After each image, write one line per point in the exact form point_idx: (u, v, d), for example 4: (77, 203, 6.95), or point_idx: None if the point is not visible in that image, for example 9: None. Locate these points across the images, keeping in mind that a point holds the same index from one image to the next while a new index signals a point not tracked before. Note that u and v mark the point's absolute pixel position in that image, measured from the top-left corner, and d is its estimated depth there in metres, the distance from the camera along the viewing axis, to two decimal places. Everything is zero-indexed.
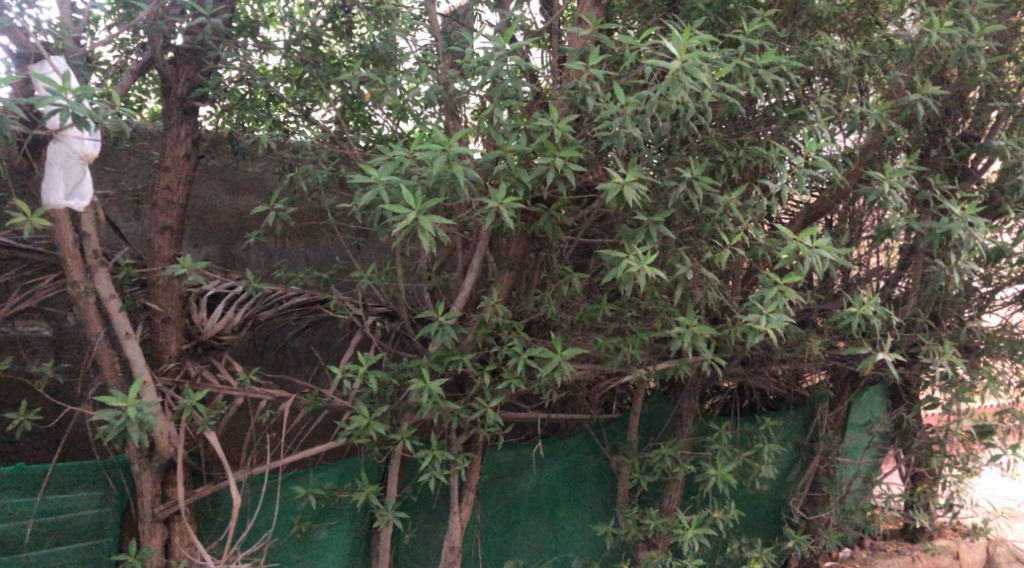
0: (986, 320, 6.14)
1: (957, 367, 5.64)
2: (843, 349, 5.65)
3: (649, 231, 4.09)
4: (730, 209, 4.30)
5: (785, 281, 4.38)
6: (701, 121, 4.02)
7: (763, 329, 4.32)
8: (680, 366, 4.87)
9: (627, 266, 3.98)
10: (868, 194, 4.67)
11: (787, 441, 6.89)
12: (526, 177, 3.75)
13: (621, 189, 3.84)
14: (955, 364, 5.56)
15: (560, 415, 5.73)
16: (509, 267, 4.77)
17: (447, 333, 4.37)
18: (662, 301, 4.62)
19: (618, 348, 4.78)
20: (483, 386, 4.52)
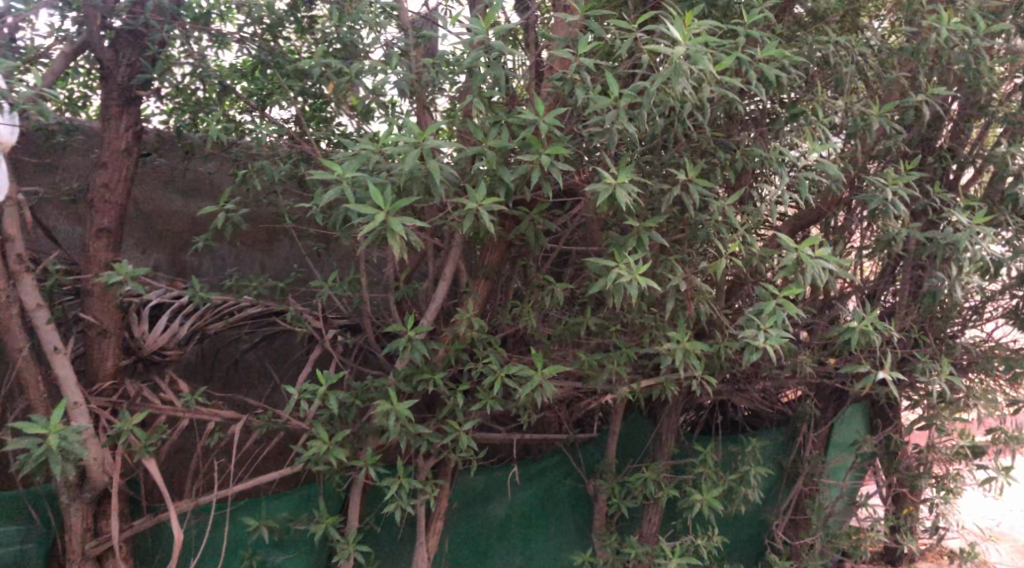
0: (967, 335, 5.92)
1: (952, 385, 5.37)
2: (833, 366, 5.36)
3: (640, 237, 3.75)
4: (726, 215, 3.98)
5: (785, 293, 4.05)
6: (698, 118, 3.68)
7: (761, 346, 3.98)
8: (668, 384, 4.52)
9: (617, 276, 3.61)
10: (868, 201, 4.38)
11: (770, 461, 6.57)
12: (508, 176, 3.38)
13: (612, 191, 3.47)
14: (951, 382, 5.29)
15: (536, 436, 5.34)
16: (484, 277, 4.39)
17: (416, 349, 3.96)
18: (650, 314, 4.27)
19: (601, 365, 4.42)
20: (456, 407, 4.13)
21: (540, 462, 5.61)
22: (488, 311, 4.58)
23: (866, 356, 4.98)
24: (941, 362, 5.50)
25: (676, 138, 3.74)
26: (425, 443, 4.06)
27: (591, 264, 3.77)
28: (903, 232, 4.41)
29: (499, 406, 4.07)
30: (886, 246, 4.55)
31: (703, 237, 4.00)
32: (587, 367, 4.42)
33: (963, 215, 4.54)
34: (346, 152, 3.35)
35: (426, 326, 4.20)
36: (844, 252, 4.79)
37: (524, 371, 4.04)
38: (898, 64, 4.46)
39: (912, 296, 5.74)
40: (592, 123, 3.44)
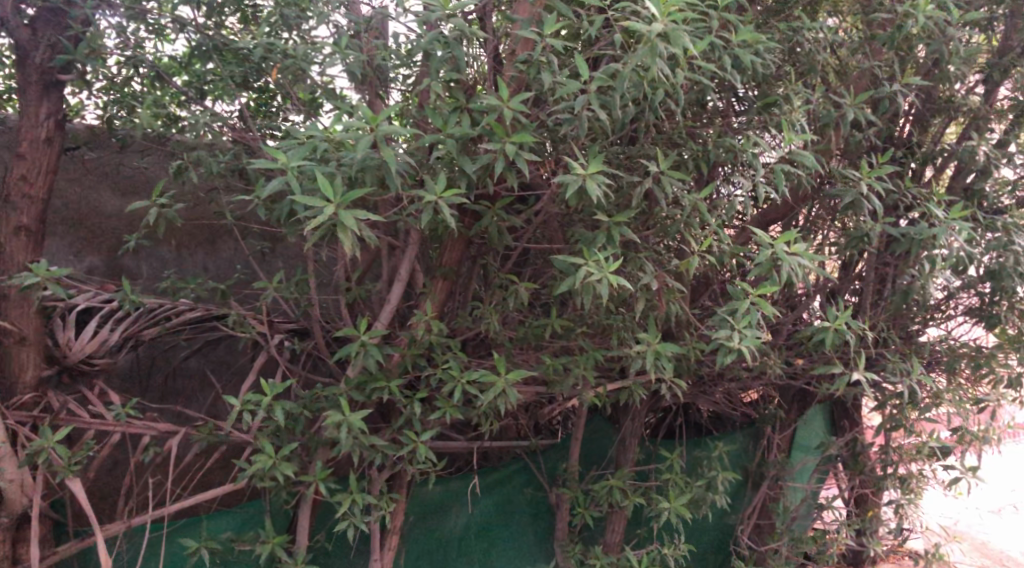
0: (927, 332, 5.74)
1: (922, 385, 5.24)
2: (803, 367, 5.20)
3: (610, 233, 3.52)
4: (698, 209, 3.78)
5: (759, 292, 3.86)
6: (671, 105, 3.46)
7: (736, 348, 3.78)
8: (637, 389, 4.29)
9: (587, 274, 3.37)
10: (843, 195, 4.22)
11: (735, 465, 6.40)
12: (469, 167, 3.12)
13: (582, 183, 3.23)
14: (921, 382, 5.16)
15: (496, 444, 5.08)
16: (442, 277, 4.12)
17: (370, 355, 3.67)
18: (619, 315, 4.04)
19: (567, 369, 4.18)
20: (414, 416, 3.85)
21: (501, 471, 5.35)
22: (447, 313, 4.31)
23: (837, 357, 4.82)
24: (910, 362, 5.38)
25: (647, 126, 3.52)
26: (380, 456, 3.77)
27: (558, 262, 3.53)
28: (878, 228, 4.25)
29: (460, 415, 3.80)
30: (859, 242, 4.39)
31: (674, 233, 3.79)
32: (552, 372, 4.18)
33: (938, 210, 4.40)
34: (292, 140, 3.06)
35: (380, 329, 3.92)
36: (815, 248, 4.63)
37: (487, 377, 3.78)
38: (870, 54, 4.31)
39: (879, 294, 5.62)
40: (560, 109, 3.20)
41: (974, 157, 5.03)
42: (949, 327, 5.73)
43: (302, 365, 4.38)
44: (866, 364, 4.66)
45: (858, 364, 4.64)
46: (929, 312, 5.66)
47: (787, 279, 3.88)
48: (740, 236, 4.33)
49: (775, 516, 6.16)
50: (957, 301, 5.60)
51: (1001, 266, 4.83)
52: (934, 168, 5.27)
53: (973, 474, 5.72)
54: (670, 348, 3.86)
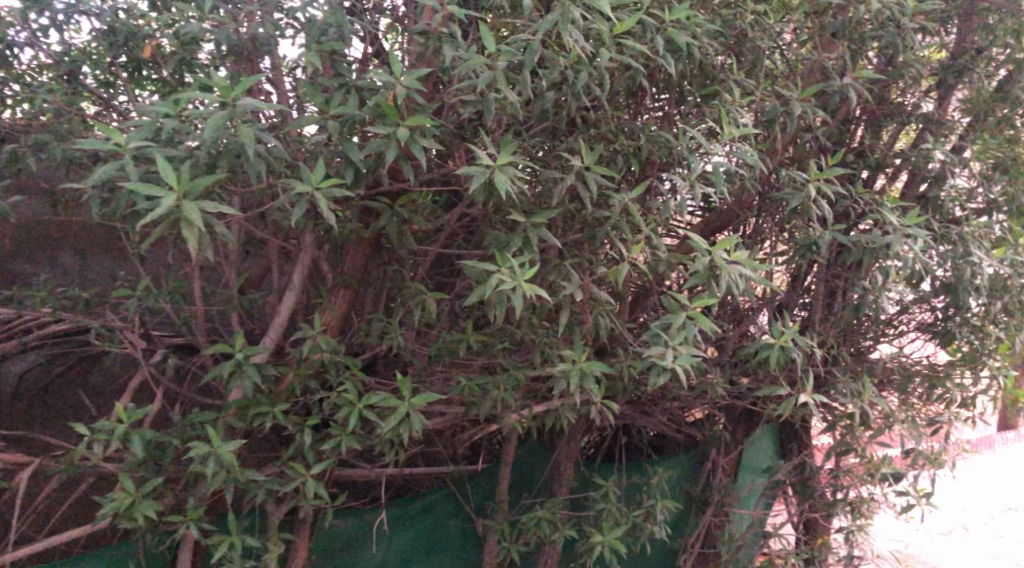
0: (880, 350, 5.40)
1: (875, 406, 4.88)
2: (747, 387, 4.81)
3: (527, 236, 3.07)
4: (630, 210, 3.36)
5: (697, 305, 3.43)
6: (596, 91, 3.04)
7: (671, 367, 3.35)
8: (564, 412, 3.84)
9: (498, 283, 2.92)
10: (790, 199, 3.84)
11: (677, 490, 5.98)
12: (354, 154, 2.66)
13: (490, 177, 2.78)
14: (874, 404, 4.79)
15: (413, 471, 4.59)
16: (344, 286, 3.64)
17: (249, 375, 3.17)
18: (542, 330, 3.59)
19: (485, 390, 3.71)
20: (305, 445, 3.35)
21: (420, 501, 4.85)
22: (352, 326, 3.83)
23: (785, 376, 4.44)
24: (862, 381, 5.01)
25: (569, 114, 3.11)
26: (263, 492, 3.26)
27: (467, 268, 3.08)
28: (827, 235, 3.87)
29: (356, 444, 3.31)
30: (807, 251, 4.02)
31: (602, 237, 3.36)
32: (468, 394, 3.71)
33: (893, 216, 4.04)
34: (140, 119, 2.58)
35: (268, 345, 3.43)
36: (762, 257, 4.24)
37: (388, 401, 3.30)
38: (819, 45, 3.96)
39: (829, 308, 5.26)
40: (464, 89, 2.77)
41: (928, 161, 4.71)
42: (902, 344, 5.39)
43: (187, 385, 3.85)
44: (815, 384, 4.27)
45: (806, 384, 4.25)
46: (881, 328, 5.30)
47: (728, 291, 3.47)
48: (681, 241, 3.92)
49: (720, 546, 5.74)
50: (910, 317, 5.24)
51: (956, 278, 4.49)
52: (886, 174, 4.93)
53: (927, 500, 5.37)
54: (597, 368, 3.42)
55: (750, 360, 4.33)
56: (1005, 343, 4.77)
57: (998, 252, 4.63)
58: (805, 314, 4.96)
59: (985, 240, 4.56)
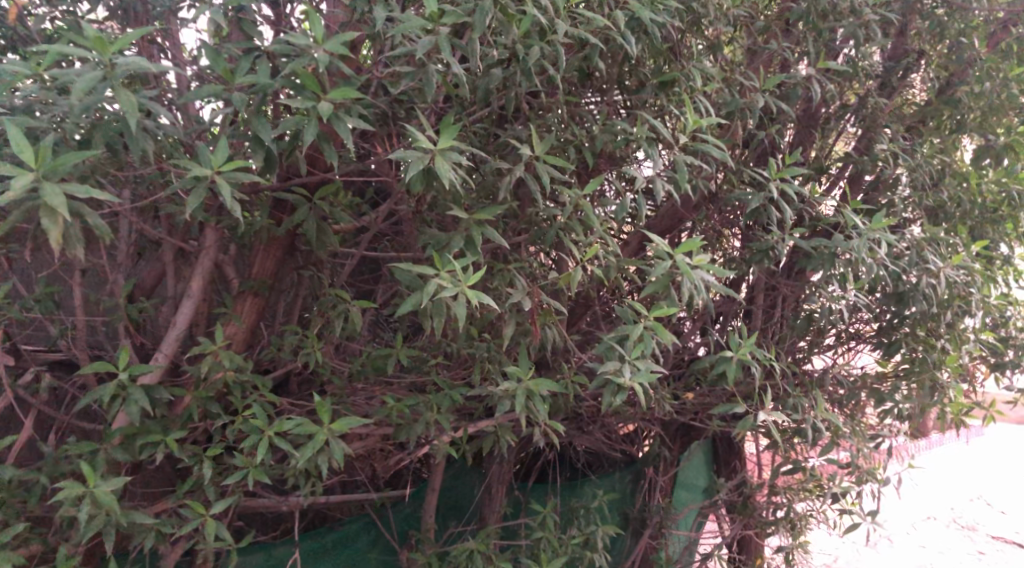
0: (812, 362, 4.98)
1: (826, 421, 4.61)
2: (693, 403, 4.48)
3: (468, 235, 2.65)
4: (581, 208, 2.99)
5: (656, 315, 3.07)
6: (549, 70, 2.66)
7: (628, 385, 2.98)
8: (504, 435, 3.42)
9: (438, 290, 2.50)
10: (750, 200, 3.53)
11: (613, 511, 5.62)
12: (265, 133, 2.20)
13: (431, 164, 2.36)
14: (827, 419, 4.52)
15: (330, 500, 4.09)
16: (252, 293, 3.16)
17: (136, 398, 2.66)
18: (481, 343, 3.17)
19: (416, 411, 3.27)
20: (204, 480, 2.85)
21: (338, 533, 4.35)
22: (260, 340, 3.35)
23: (738, 391, 4.12)
24: (811, 395, 4.74)
25: (516, 96, 2.72)
26: (152, 538, 2.74)
27: (397, 273, 2.64)
28: (786, 239, 3.59)
29: (266, 478, 2.83)
30: (763, 256, 3.72)
31: (551, 238, 2.97)
32: (395, 417, 3.26)
33: (856, 218, 3.77)
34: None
35: (159, 362, 2.92)
36: (714, 263, 3.93)
37: (303, 427, 2.82)
38: (776, 35, 3.70)
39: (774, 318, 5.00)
40: (398, 59, 2.35)
41: (877, 165, 4.49)
42: (835, 356, 5.03)
43: (62, 408, 3.28)
44: (770, 401, 3.96)
45: (763, 401, 3.94)
46: (814, 337, 4.91)
47: (689, 298, 3.12)
48: (631, 245, 3.57)
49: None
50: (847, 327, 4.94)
51: (909, 286, 4.27)
52: (831, 177, 4.70)
53: (873, 518, 5.14)
54: (544, 386, 3.02)
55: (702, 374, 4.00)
56: (953, 353, 4.48)
57: (950, 259, 4.43)
58: (753, 322, 4.64)
59: (939, 247, 4.35)
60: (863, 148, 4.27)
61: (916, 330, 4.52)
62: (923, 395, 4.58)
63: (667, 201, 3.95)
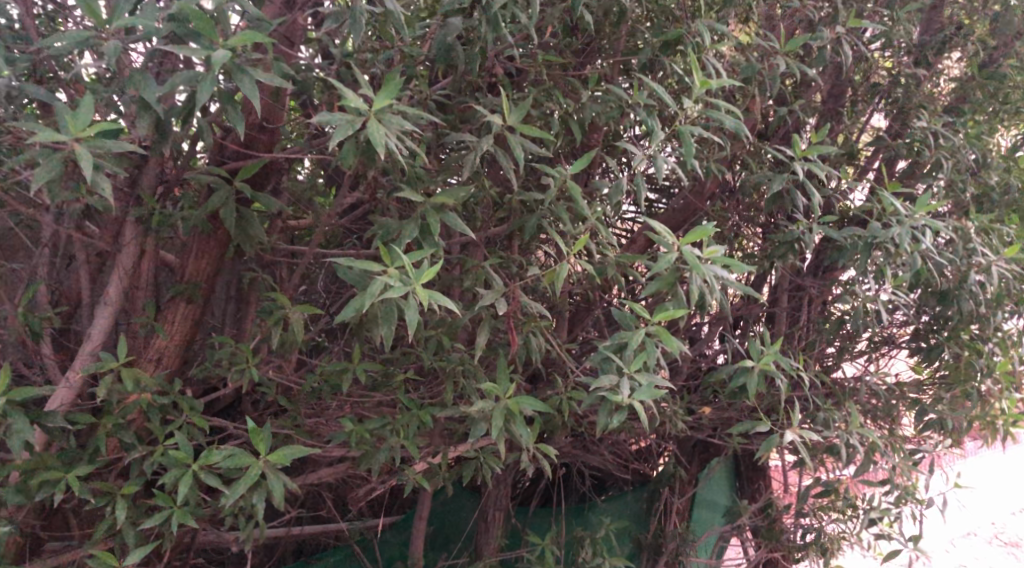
0: (841, 372, 4.36)
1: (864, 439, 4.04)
2: (708, 418, 3.96)
3: (425, 223, 2.15)
4: (569, 191, 2.49)
5: (661, 319, 2.54)
6: (521, 18, 2.15)
7: (627, 404, 2.45)
8: (486, 462, 2.90)
9: (383, 292, 2.01)
10: (772, 182, 3.00)
11: (625, 537, 5.07)
12: (150, 92, 1.75)
13: (366, 130, 1.87)
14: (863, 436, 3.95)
15: (298, 534, 3.59)
16: (185, 299, 2.70)
17: (25, 428, 2.18)
18: (454, 355, 2.67)
19: (379, 437, 2.78)
20: (119, 525, 2.36)
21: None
22: (200, 352, 2.91)
23: (761, 405, 3.56)
24: (844, 408, 4.17)
25: (481, 53, 2.22)
26: None
27: (338, 271, 2.13)
28: (815, 228, 3.06)
29: (191, 523, 2.34)
30: (788, 250, 3.20)
31: (532, 227, 2.48)
32: (355, 443, 2.76)
33: (896, 203, 3.22)
34: None
35: (67, 381, 2.45)
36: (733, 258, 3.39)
37: (234, 461, 2.33)
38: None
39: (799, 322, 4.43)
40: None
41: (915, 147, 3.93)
42: (866, 364, 4.40)
43: None
44: (799, 417, 3.40)
45: (791, 417, 3.40)
46: (846, 343, 4.34)
47: (700, 298, 2.59)
48: (637, 243, 3.06)
49: None
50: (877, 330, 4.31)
51: (956, 282, 3.71)
52: (862, 163, 4.15)
53: (915, 545, 4.54)
54: (528, 406, 2.51)
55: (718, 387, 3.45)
56: (1006, 359, 3.91)
57: (1001, 251, 3.88)
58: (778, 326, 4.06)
59: (988, 237, 3.79)
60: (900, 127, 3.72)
61: (962, 332, 3.96)
62: (972, 407, 4.00)
63: (677, 190, 3.45)
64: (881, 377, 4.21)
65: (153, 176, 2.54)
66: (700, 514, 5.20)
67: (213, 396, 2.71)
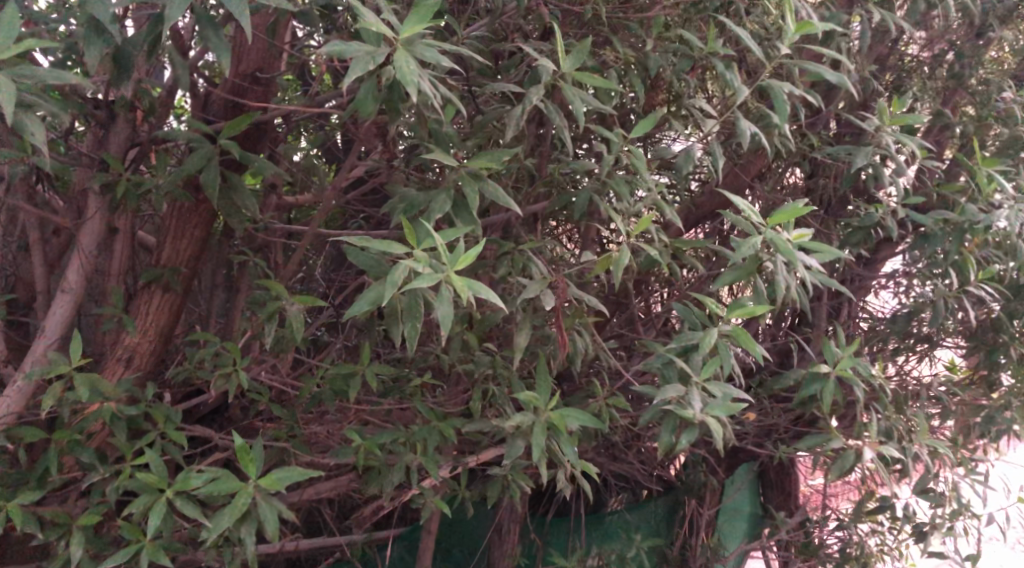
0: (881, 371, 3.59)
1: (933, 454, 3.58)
2: (753, 426, 3.52)
3: (460, 192, 1.71)
4: (628, 160, 2.06)
5: (735, 315, 2.10)
6: None
7: (697, 419, 2.01)
8: (517, 483, 2.46)
9: (409, 280, 1.57)
10: (857, 155, 2.58)
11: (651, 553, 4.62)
12: (101, 9, 1.32)
13: (393, 68, 1.42)
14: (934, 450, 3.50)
15: (292, 552, 3.11)
16: (162, 287, 2.26)
17: None
18: (485, 358, 2.24)
19: (392, 452, 2.33)
20: (77, 563, 1.92)
21: None
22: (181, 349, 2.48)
23: (829, 415, 3.10)
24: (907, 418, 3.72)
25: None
26: None
27: (350, 254, 1.69)
28: (901, 211, 2.69)
29: (165, 561, 1.90)
30: (865, 239, 2.80)
31: (583, 203, 2.04)
32: (364, 461, 2.31)
33: (994, 182, 2.81)
34: None
35: (16, 385, 2.02)
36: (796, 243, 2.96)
37: (217, 485, 1.88)
38: None
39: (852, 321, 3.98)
40: None
41: None
42: (909, 364, 3.59)
43: None
44: (875, 429, 2.95)
45: (866, 429, 2.95)
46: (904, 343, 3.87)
47: (781, 291, 2.16)
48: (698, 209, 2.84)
49: None
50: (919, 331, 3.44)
51: None
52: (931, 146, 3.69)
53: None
54: (576, 421, 2.07)
55: (781, 395, 3.00)
56: None
57: None
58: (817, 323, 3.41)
59: None
60: (969, 97, 3.23)
61: None
62: None
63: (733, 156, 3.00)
64: (927, 373, 3.58)
65: (123, 138, 2.11)
66: (725, 519, 4.60)
67: (194, 402, 2.28)
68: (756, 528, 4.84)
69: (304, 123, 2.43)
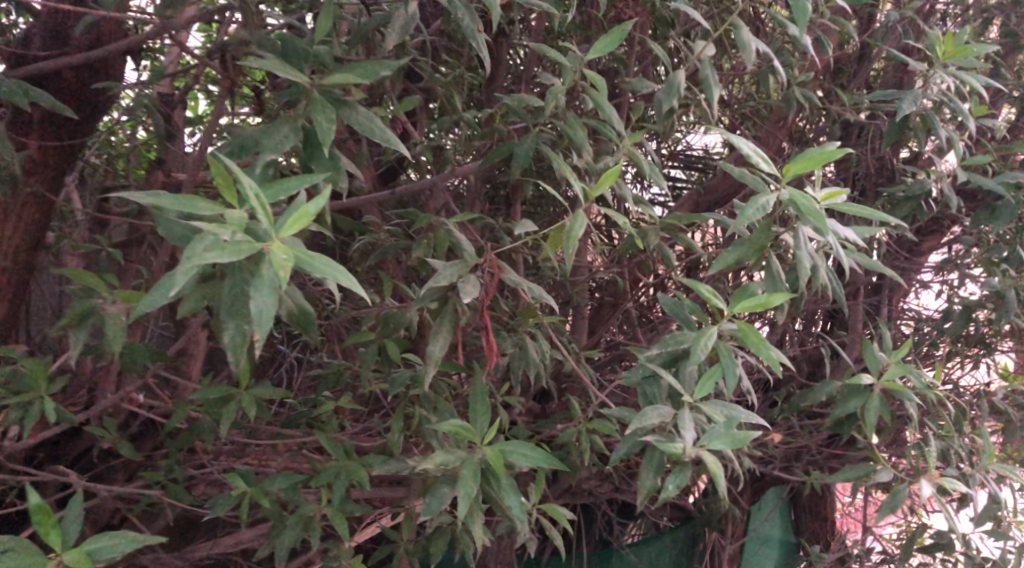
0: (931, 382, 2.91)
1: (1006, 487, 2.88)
2: (778, 450, 2.90)
3: (313, 126, 1.14)
4: (587, 94, 1.48)
5: (741, 306, 1.49)
6: None
7: (688, 454, 1.41)
8: (462, 539, 1.85)
9: (208, 250, 1.00)
10: (901, 100, 1.99)
11: None
12: None
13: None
14: (1006, 480, 2.81)
15: None
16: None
17: None
18: (405, 374, 1.66)
19: (288, 503, 1.75)
20: None
21: None
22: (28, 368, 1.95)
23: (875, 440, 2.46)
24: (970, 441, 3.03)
25: None
26: None
27: (160, 224, 1.11)
28: (960, 173, 2.13)
29: None
30: (914, 211, 2.25)
31: (523, 153, 1.48)
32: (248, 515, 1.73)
33: None
34: None
35: None
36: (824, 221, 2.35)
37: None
38: None
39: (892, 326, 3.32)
40: None
41: None
42: (961, 375, 2.92)
43: None
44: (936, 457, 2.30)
45: (924, 456, 2.30)
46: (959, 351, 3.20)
47: (811, 277, 1.54)
48: (714, 192, 2.42)
49: None
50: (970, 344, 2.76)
51: None
52: None
53: None
54: (523, 459, 1.48)
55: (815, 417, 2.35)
56: None
57: None
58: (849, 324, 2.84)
59: None
60: None
61: None
62: None
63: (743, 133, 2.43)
64: (980, 386, 2.89)
65: None
66: (751, 553, 3.90)
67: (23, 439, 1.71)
68: (789, 559, 4.19)
69: (186, 78, 1.91)
